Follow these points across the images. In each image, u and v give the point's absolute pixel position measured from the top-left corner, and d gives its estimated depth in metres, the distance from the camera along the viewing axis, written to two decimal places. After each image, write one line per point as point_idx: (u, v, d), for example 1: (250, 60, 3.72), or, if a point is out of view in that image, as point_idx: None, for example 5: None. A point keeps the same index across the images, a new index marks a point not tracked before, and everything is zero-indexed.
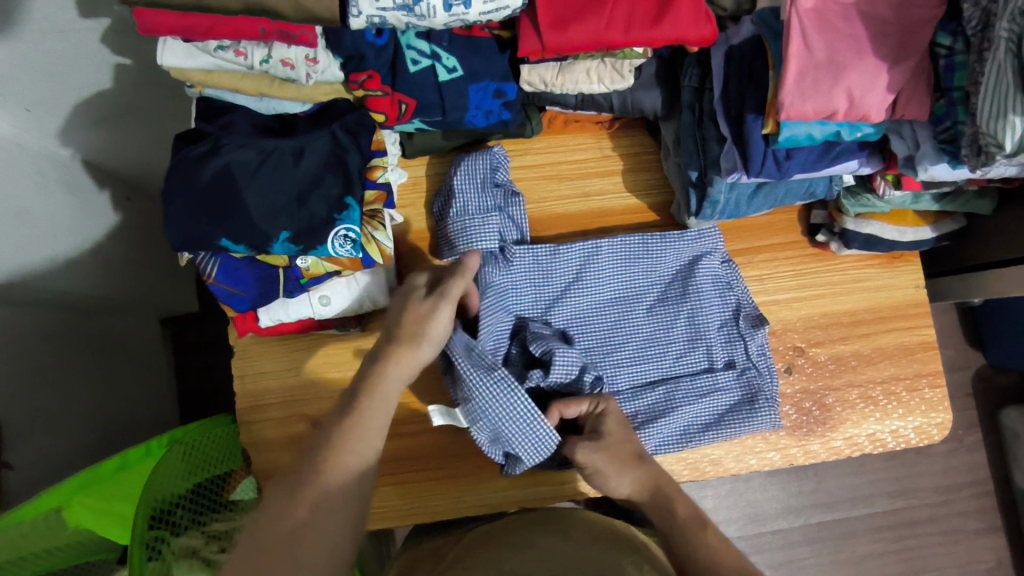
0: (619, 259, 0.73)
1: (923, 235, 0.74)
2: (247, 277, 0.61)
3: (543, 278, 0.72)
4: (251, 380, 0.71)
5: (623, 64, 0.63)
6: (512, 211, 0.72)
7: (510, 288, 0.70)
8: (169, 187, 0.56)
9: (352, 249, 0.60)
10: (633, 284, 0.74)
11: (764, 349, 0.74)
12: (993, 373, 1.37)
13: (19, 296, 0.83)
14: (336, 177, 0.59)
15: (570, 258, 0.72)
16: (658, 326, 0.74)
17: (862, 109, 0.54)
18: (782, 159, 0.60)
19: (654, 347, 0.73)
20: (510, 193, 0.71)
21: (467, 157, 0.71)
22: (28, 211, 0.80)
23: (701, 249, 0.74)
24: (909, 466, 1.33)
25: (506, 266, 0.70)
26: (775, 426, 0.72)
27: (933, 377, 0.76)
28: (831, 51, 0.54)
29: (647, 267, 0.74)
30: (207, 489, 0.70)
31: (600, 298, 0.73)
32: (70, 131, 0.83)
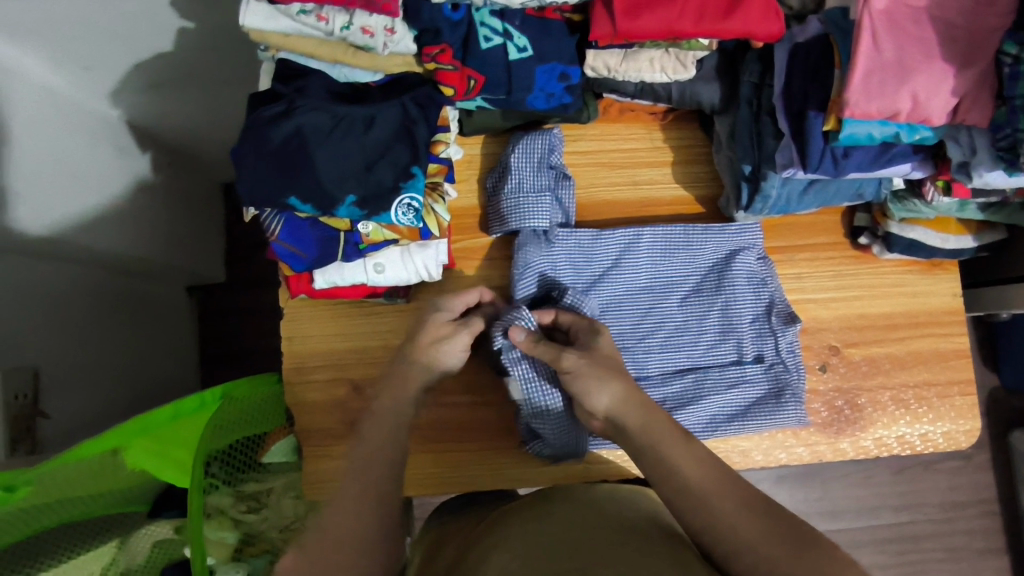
0: (658, 247, 0.73)
1: (965, 244, 0.75)
2: (309, 238, 0.62)
3: (584, 259, 0.72)
4: (298, 342, 0.73)
5: (686, 55, 0.65)
6: (561, 192, 0.72)
7: (550, 267, 0.70)
8: (243, 144, 0.57)
9: (413, 219, 0.61)
10: (670, 273, 0.74)
11: (794, 347, 0.75)
12: (1005, 396, 1.38)
13: (62, 253, 0.84)
14: (404, 148, 0.60)
15: (610, 243, 0.72)
16: (692, 314, 0.74)
17: (924, 112, 0.56)
18: (840, 158, 0.62)
19: (687, 335, 0.73)
20: (562, 175, 0.72)
21: (524, 135, 0.71)
22: (78, 169, 0.82)
23: (739, 244, 0.75)
24: (915, 481, 1.34)
25: (547, 246, 0.70)
26: (800, 424, 0.73)
27: (964, 385, 0.77)
28: (899, 53, 0.55)
29: (686, 256, 0.74)
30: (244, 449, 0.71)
31: (637, 284, 0.74)
32: (122, 93, 0.84)
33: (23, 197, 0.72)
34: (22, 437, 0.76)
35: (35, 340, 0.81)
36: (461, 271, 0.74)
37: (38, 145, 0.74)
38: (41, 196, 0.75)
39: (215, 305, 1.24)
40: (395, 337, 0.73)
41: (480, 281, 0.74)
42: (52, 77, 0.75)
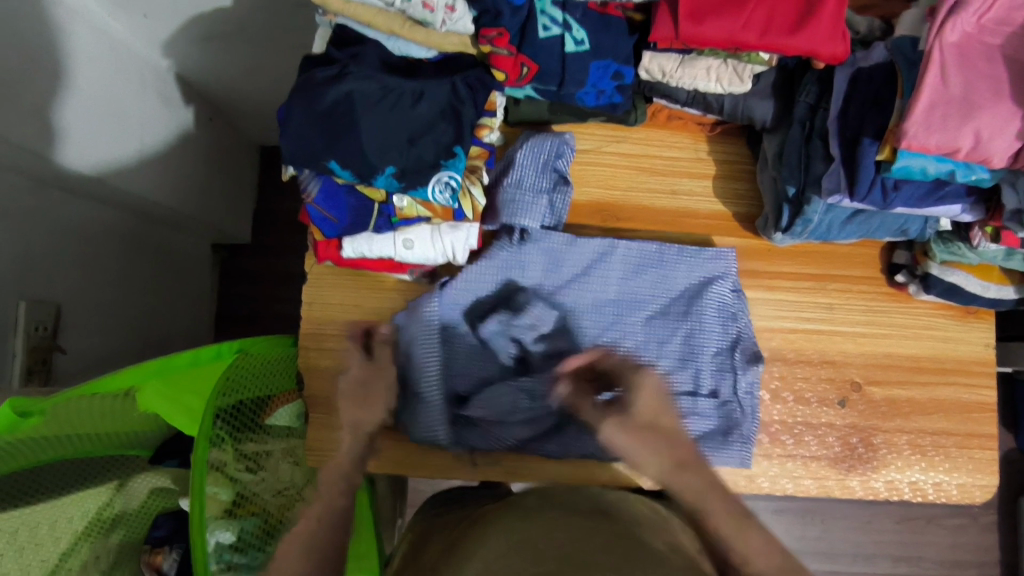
0: (631, 264, 0.72)
1: (1005, 295, 0.72)
2: (343, 204, 0.61)
3: (553, 266, 0.71)
4: (318, 308, 0.73)
5: (745, 69, 0.64)
6: (556, 198, 0.71)
7: (517, 267, 0.70)
8: (291, 104, 0.57)
9: (449, 198, 0.61)
10: (641, 292, 0.73)
11: (753, 389, 0.72)
12: (1022, 460, 1.35)
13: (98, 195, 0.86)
14: (448, 127, 0.59)
15: (582, 252, 0.71)
16: (652, 338, 0.73)
17: (985, 152, 0.54)
18: (889, 189, 0.60)
19: (645, 357, 0.72)
20: (562, 180, 0.72)
21: (535, 133, 0.71)
22: (127, 111, 0.82)
23: (715, 272, 0.73)
24: (916, 533, 1.31)
25: (518, 246, 0.70)
26: (742, 464, 0.72)
27: (985, 439, 0.75)
28: (966, 88, 0.53)
29: (657, 278, 0.73)
30: (251, 408, 0.68)
31: (605, 298, 0.72)
32: (175, 44, 0.85)
33: (77, 137, 0.73)
34: (37, 369, 0.76)
35: (61, 277, 0.82)
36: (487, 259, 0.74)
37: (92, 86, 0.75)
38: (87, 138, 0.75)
39: (239, 266, 1.25)
40: None
41: None
42: (111, 19, 0.77)
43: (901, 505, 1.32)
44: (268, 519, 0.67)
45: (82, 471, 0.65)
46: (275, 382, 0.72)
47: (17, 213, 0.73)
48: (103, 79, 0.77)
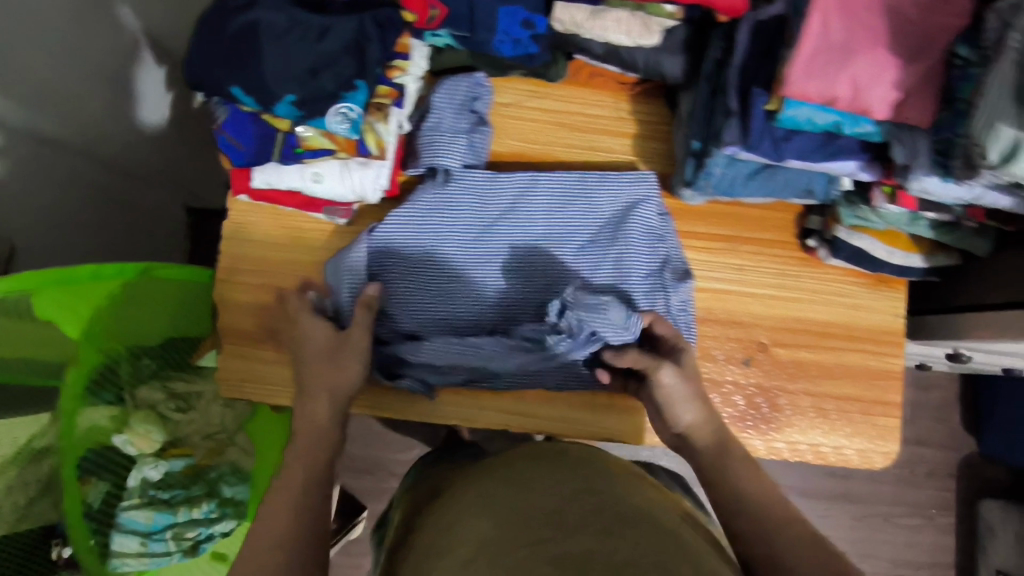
0: (555, 194, 0.74)
1: (912, 262, 0.73)
2: (249, 133, 0.64)
3: (480, 204, 0.73)
4: (237, 243, 0.75)
5: (652, 21, 0.65)
6: (475, 137, 0.73)
7: (443, 207, 0.73)
8: (199, 31, 0.60)
9: (349, 129, 0.63)
10: (568, 221, 0.74)
11: (686, 305, 0.73)
12: (983, 463, 1.35)
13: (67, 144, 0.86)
14: (351, 61, 0.61)
15: (506, 186, 0.74)
16: (583, 265, 0.73)
17: (863, 102, 0.55)
18: (780, 140, 0.61)
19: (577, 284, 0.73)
20: (480, 120, 0.73)
21: (450, 77, 0.73)
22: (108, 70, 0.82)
23: (638, 196, 0.74)
24: (873, 530, 1.32)
25: (443, 185, 0.73)
26: None
27: (890, 407, 0.76)
28: (845, 37, 0.54)
29: (583, 207, 0.74)
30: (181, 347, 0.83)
31: (534, 232, 0.74)
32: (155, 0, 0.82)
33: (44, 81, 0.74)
34: None
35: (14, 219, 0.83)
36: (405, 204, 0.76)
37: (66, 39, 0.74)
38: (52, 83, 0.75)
39: (205, 227, 1.27)
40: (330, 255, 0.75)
41: None
42: None
43: (856, 501, 1.33)
44: (196, 460, 0.81)
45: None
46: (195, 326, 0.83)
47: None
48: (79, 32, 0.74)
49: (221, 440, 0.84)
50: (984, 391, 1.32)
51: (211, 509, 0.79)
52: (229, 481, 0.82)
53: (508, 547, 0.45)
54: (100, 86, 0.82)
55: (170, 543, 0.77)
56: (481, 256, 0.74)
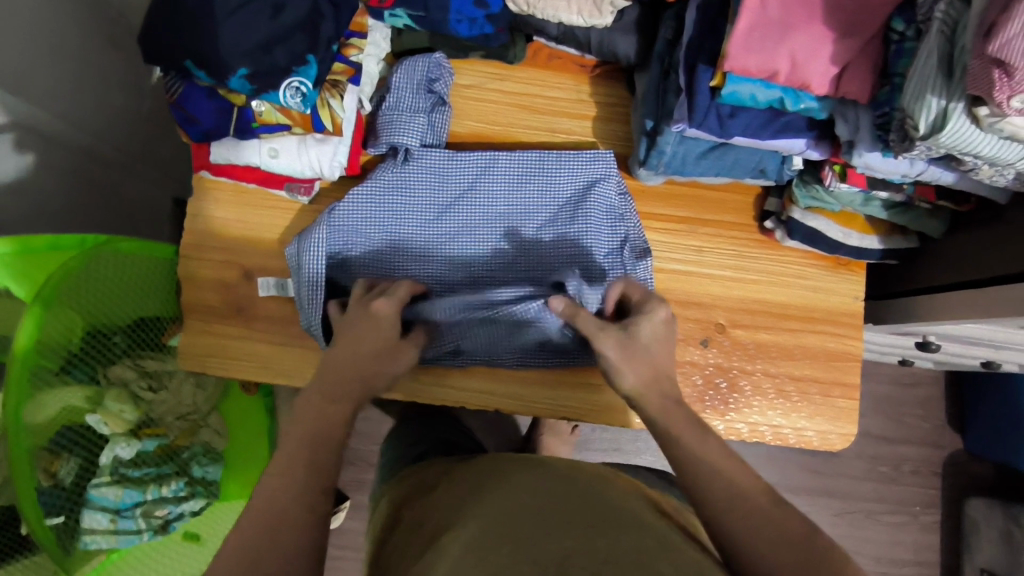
0: (514, 173, 0.74)
1: (869, 243, 0.74)
2: (204, 106, 0.65)
3: (439, 182, 0.74)
4: (201, 221, 0.76)
5: (603, 1, 0.66)
6: (435, 117, 0.74)
7: (402, 186, 0.73)
8: (155, 7, 0.61)
9: (301, 104, 0.64)
10: (527, 201, 0.74)
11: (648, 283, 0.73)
12: (969, 460, 1.33)
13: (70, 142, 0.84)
14: (304, 37, 0.62)
15: (466, 165, 0.74)
16: (543, 245, 0.74)
17: (802, 75, 0.56)
18: (725, 116, 0.62)
19: (539, 262, 0.74)
20: (440, 101, 0.74)
21: (408, 57, 0.73)
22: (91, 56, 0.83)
23: (595, 175, 0.74)
24: (855, 527, 1.31)
25: (403, 164, 0.73)
26: None
27: (850, 389, 0.76)
28: (783, 11, 0.55)
29: (542, 186, 0.74)
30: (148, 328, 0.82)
31: (494, 211, 0.74)
32: None
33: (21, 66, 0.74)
34: None
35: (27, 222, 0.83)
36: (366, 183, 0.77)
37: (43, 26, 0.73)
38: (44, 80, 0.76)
39: None
40: (292, 234, 0.76)
41: None
42: None
43: (839, 498, 1.32)
44: (170, 440, 0.83)
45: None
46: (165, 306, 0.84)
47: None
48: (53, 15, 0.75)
49: (193, 420, 0.88)
50: (968, 388, 1.31)
51: (178, 488, 0.83)
52: (200, 461, 0.87)
53: (489, 544, 0.44)
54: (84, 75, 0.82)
55: (139, 520, 0.78)
56: (440, 234, 0.74)
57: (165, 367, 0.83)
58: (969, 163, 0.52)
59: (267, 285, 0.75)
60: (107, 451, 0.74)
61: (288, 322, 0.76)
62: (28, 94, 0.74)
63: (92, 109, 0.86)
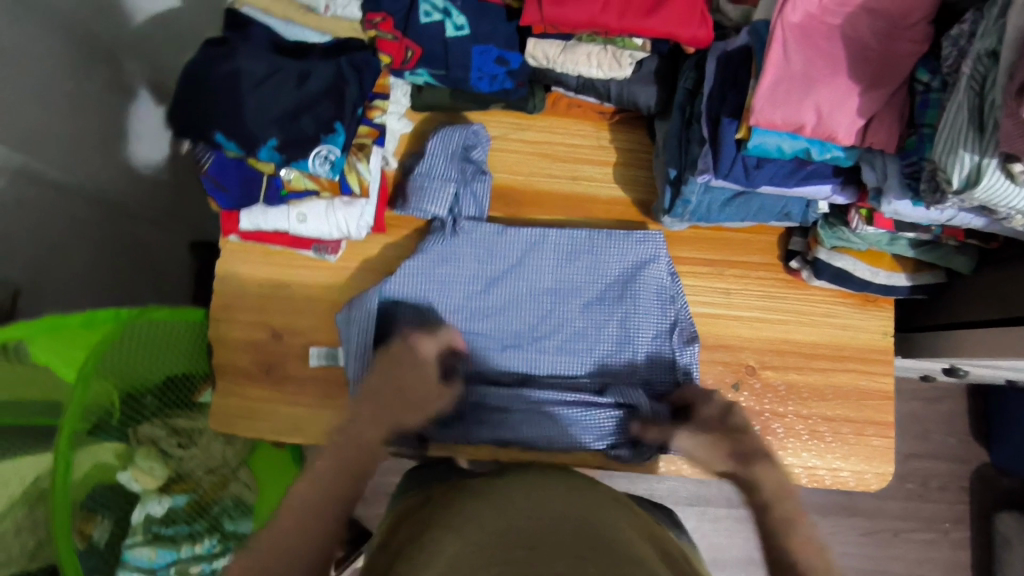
0: (564, 250, 0.75)
1: (897, 281, 0.74)
2: (233, 176, 0.66)
3: (488, 256, 0.75)
4: (230, 282, 0.77)
5: (622, 54, 0.66)
6: (475, 187, 0.75)
7: (452, 259, 0.75)
8: (180, 82, 0.61)
9: (329, 171, 0.64)
10: (576, 279, 0.76)
11: (693, 366, 0.74)
12: (996, 475, 1.31)
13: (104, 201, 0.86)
14: (330, 104, 0.63)
15: (516, 241, 0.75)
16: (591, 322, 0.75)
17: (828, 127, 0.56)
18: (751, 167, 0.62)
19: (585, 341, 0.75)
20: (479, 170, 0.75)
21: (448, 125, 0.75)
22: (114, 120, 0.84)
23: (645, 256, 0.75)
24: (885, 546, 1.29)
25: (451, 236, 0.74)
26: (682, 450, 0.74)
27: (883, 427, 0.75)
28: (807, 65, 0.55)
29: (591, 263, 0.75)
30: (179, 385, 0.82)
31: (542, 286, 0.75)
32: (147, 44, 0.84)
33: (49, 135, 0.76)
34: None
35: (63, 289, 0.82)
36: (391, 237, 0.77)
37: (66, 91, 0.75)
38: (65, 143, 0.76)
39: None
40: (320, 292, 0.77)
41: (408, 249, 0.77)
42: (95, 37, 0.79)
43: (865, 517, 1.30)
44: (201, 495, 0.81)
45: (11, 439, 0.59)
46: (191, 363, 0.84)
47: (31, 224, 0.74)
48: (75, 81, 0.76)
49: (222, 474, 0.86)
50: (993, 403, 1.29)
51: (212, 545, 0.80)
52: (232, 516, 0.84)
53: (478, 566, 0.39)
54: (108, 136, 0.84)
55: None
56: (486, 308, 0.75)
57: (195, 424, 0.83)
58: (1003, 213, 0.52)
59: (317, 354, 0.76)
60: (139, 508, 0.74)
61: (320, 380, 0.76)
62: (54, 162, 0.75)
63: (117, 171, 0.87)
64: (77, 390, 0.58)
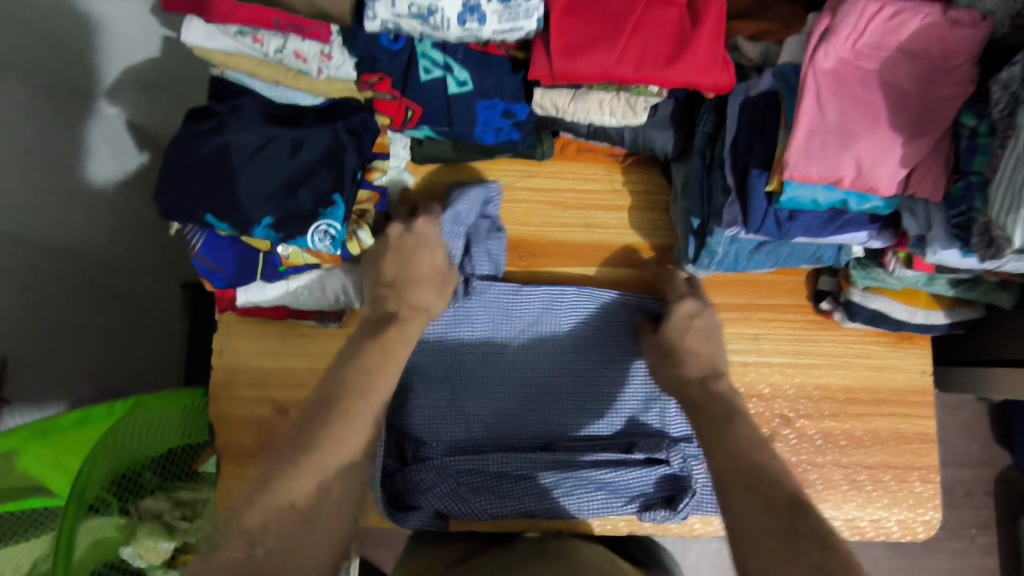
0: (582, 306, 0.71)
1: (935, 319, 0.70)
2: (228, 255, 0.62)
3: (503, 315, 0.71)
4: (229, 357, 0.72)
5: (638, 101, 0.62)
6: (491, 245, 0.71)
7: (465, 320, 0.70)
8: (170, 159, 0.57)
9: (331, 246, 0.59)
10: (596, 335, 0.72)
11: None
12: (1022, 478, 1.23)
13: (95, 266, 0.81)
14: (328, 174, 0.59)
15: (532, 298, 0.71)
16: (614, 380, 0.71)
17: (869, 180, 0.52)
18: (784, 221, 0.58)
19: (609, 400, 0.71)
20: (494, 227, 0.71)
21: (459, 186, 0.70)
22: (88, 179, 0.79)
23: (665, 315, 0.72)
24: (912, 558, 1.20)
25: (466, 296, 0.70)
26: (719, 511, 0.71)
27: (926, 472, 0.72)
28: (842, 115, 0.52)
29: (610, 319, 0.72)
30: (179, 457, 0.72)
31: (561, 344, 0.72)
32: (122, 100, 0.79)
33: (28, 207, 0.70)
34: None
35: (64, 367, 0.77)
36: None
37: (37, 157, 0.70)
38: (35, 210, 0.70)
39: None
40: (325, 362, 0.72)
41: None
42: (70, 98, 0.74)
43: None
44: None
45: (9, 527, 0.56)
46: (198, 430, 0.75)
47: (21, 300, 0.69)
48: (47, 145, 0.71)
49: None
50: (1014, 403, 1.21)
51: None
52: None
53: None
54: (79, 195, 0.77)
55: None
56: (504, 370, 0.70)
57: (199, 495, 0.70)
58: None
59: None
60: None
61: None
62: (30, 234, 0.70)
63: (99, 235, 0.81)
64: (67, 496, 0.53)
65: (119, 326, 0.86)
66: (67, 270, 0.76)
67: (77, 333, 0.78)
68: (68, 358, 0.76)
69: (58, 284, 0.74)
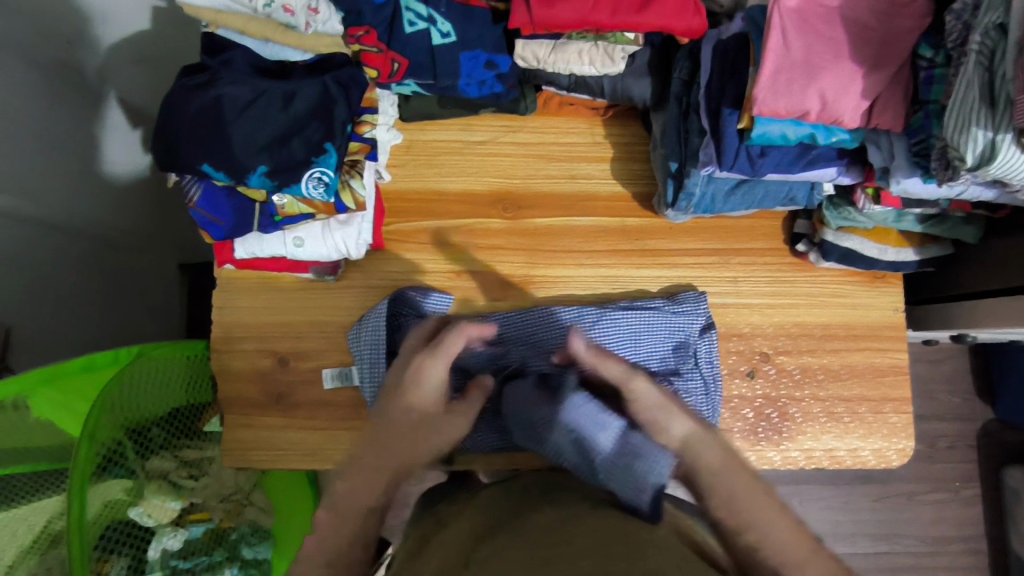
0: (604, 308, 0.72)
1: (904, 256, 0.73)
2: (225, 207, 0.64)
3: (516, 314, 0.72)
4: (229, 313, 0.75)
5: (615, 49, 0.64)
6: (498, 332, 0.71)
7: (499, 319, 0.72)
8: (165, 113, 0.59)
9: (325, 193, 0.62)
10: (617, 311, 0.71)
11: (713, 358, 0.73)
12: (1000, 428, 1.24)
13: (94, 233, 0.83)
14: (319, 124, 0.61)
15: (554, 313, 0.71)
16: (631, 330, 0.71)
17: (834, 112, 0.54)
18: (755, 157, 0.61)
19: (627, 348, 0.71)
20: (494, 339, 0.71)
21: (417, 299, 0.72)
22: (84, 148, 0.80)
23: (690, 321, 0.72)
24: (896, 509, 1.22)
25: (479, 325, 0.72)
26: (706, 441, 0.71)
27: (900, 403, 0.75)
28: (807, 51, 0.54)
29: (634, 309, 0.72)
30: (183, 416, 0.75)
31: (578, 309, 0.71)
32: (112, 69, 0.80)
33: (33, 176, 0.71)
34: None
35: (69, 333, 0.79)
36: (393, 252, 0.75)
37: (38, 125, 0.71)
38: (36, 178, 0.71)
39: None
40: (322, 314, 0.75)
41: (409, 264, 0.75)
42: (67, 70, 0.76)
43: (877, 482, 1.22)
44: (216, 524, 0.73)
45: (16, 486, 0.59)
46: (200, 389, 0.78)
47: (28, 266, 0.71)
48: (44, 112, 0.72)
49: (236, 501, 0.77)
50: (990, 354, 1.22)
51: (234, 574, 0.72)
52: (250, 542, 0.75)
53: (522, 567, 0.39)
54: (74, 162, 0.78)
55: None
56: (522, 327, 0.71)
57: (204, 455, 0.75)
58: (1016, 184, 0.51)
59: (330, 376, 0.74)
60: (155, 545, 0.66)
61: (331, 404, 0.74)
62: (34, 199, 0.71)
63: (101, 203, 0.83)
64: (82, 436, 0.55)
65: (118, 293, 0.88)
66: (67, 234, 0.78)
67: (77, 299, 0.80)
68: (68, 323, 0.78)
69: (58, 248, 0.76)
